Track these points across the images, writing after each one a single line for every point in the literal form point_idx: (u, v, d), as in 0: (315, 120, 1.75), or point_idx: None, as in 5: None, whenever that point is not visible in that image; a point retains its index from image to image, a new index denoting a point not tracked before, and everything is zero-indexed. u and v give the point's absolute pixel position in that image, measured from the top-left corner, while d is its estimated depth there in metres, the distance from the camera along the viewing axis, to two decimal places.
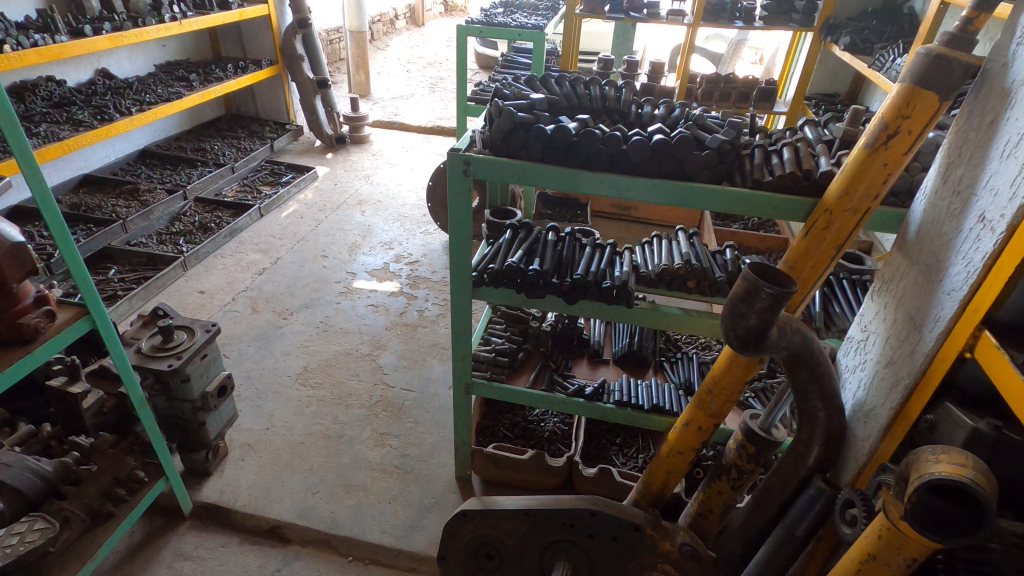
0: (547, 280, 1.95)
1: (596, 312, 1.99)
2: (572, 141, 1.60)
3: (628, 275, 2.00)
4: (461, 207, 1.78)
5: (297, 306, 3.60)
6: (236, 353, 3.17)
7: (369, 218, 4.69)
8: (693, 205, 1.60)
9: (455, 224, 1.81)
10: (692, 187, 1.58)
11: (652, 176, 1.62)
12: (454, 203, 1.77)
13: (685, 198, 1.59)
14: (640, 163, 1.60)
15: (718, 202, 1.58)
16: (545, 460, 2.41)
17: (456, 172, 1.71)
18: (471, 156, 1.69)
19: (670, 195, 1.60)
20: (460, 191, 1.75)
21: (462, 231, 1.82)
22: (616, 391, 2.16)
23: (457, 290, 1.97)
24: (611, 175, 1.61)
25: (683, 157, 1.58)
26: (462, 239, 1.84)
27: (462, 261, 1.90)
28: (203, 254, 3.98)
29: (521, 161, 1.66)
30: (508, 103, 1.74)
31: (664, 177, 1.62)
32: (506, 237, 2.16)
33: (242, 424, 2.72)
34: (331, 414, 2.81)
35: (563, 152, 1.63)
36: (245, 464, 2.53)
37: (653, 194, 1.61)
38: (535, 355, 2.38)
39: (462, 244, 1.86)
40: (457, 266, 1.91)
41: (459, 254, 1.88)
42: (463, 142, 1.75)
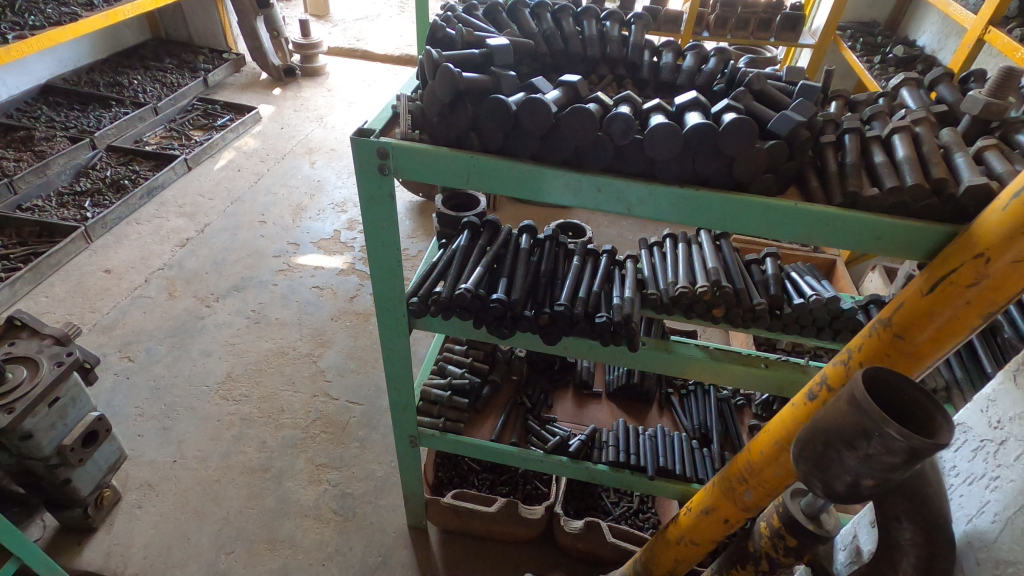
0: (518, 313, 1.36)
1: (586, 354, 1.43)
2: (552, 126, 0.97)
3: (631, 303, 1.42)
4: (381, 219, 1.15)
5: (225, 288, 2.97)
6: (143, 354, 2.58)
7: (319, 171, 3.98)
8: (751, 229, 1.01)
9: (373, 242, 1.20)
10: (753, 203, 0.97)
11: (679, 182, 1.00)
12: (367, 213, 1.14)
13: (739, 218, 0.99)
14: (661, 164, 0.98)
15: (791, 226, 0.98)
16: (518, 510, 1.92)
17: (367, 167, 1.07)
18: (390, 144, 1.05)
19: (716, 213, 0.99)
20: (376, 195, 1.11)
21: (389, 250, 1.21)
22: (610, 443, 1.63)
23: (388, 324, 1.38)
24: (616, 180, 0.99)
25: (733, 155, 0.95)
26: (389, 261, 1.24)
27: (394, 288, 1.30)
28: (113, 221, 3.30)
29: (470, 153, 1.03)
30: (450, 53, 1.08)
31: (698, 183, 1.00)
32: (460, 241, 1.55)
33: (143, 456, 2.19)
34: (256, 439, 2.28)
35: (539, 143, 1.00)
36: (143, 513, 2.01)
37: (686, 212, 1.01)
38: (505, 386, 1.83)
39: (389, 267, 1.25)
40: (383, 296, 1.32)
41: (387, 282, 1.28)
42: (380, 118, 1.11)
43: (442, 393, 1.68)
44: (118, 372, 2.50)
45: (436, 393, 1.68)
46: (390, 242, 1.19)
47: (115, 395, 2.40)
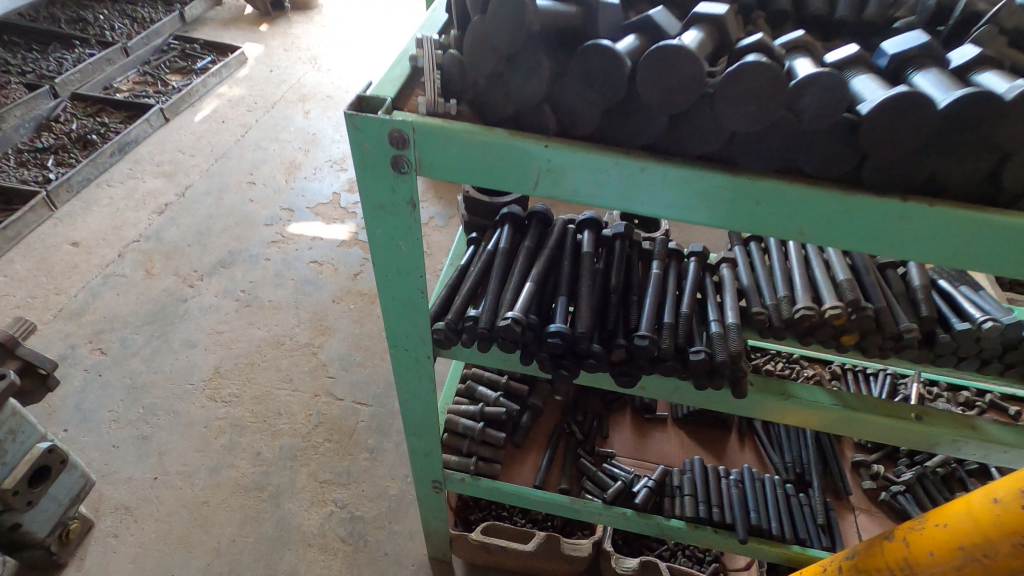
0: (585, 350, 0.98)
1: (669, 396, 1.07)
2: (685, 99, 0.61)
3: (735, 330, 1.04)
4: (397, 235, 0.79)
5: (210, 264, 2.59)
6: (117, 345, 2.24)
7: (314, 122, 3.50)
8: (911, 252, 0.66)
9: (385, 265, 0.84)
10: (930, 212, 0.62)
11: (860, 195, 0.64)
12: (374, 226, 0.78)
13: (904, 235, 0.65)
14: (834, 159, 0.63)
15: (987, 250, 0.64)
16: (560, 545, 1.61)
17: (372, 164, 0.70)
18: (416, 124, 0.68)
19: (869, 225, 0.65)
20: (390, 204, 0.74)
21: (408, 275, 0.85)
22: (686, 492, 1.29)
23: (405, 364, 1.02)
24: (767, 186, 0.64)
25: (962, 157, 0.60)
26: (409, 289, 0.88)
27: (417, 322, 0.94)
28: (80, 184, 2.88)
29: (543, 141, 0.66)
30: None
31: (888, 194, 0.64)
32: (499, 240, 1.15)
33: (119, 473, 1.88)
34: (250, 450, 1.96)
35: (659, 125, 0.64)
36: (119, 545, 1.73)
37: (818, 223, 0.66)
38: (548, 409, 1.49)
39: (409, 297, 0.89)
40: (398, 329, 0.96)
41: (407, 314, 0.92)
42: (392, 82, 0.73)
43: (473, 425, 1.33)
44: (89, 367, 2.16)
45: (467, 425, 1.34)
46: (410, 267, 0.83)
47: (86, 396, 2.07)
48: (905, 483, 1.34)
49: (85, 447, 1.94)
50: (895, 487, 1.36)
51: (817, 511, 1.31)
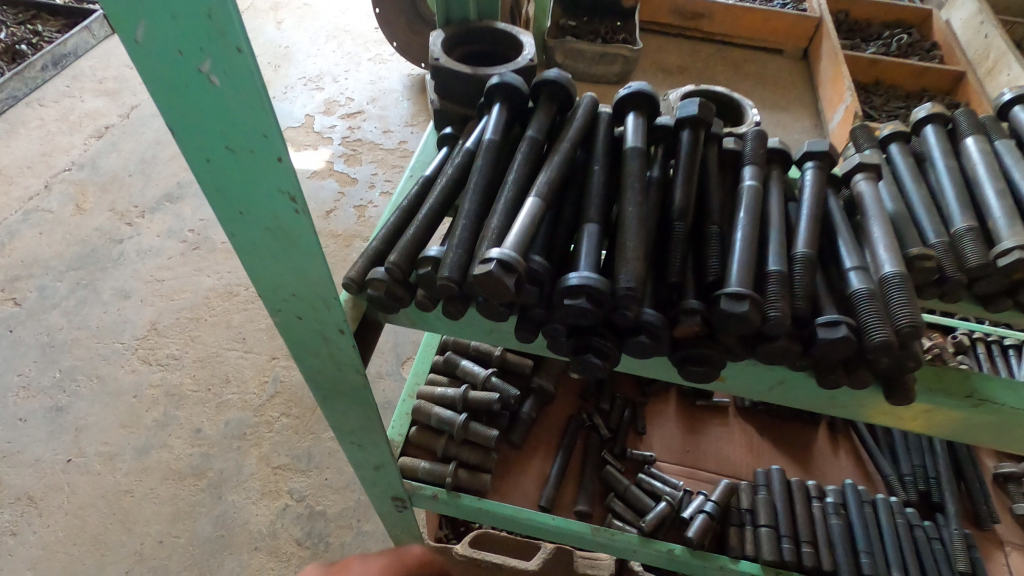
0: (630, 322, 0.55)
1: (764, 390, 0.64)
2: None
3: (899, 280, 0.58)
4: (194, 51, 0.39)
5: (154, 198, 2.15)
6: (34, 295, 1.83)
7: (288, 32, 2.94)
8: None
9: (204, 138, 0.46)
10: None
11: None
12: (134, 23, 0.38)
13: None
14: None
15: None
16: (574, 560, 1.22)
17: None
18: None
19: None
20: None
21: (253, 161, 0.47)
22: (763, 523, 0.87)
23: (305, 337, 0.65)
24: None
25: None
26: (268, 194, 0.50)
27: (297, 258, 0.56)
28: (4, 102, 2.42)
29: None
30: None
31: None
32: (484, 131, 0.68)
33: (25, 455, 1.51)
34: (188, 426, 1.58)
35: None
36: (17, 546, 1.38)
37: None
38: (560, 391, 1.06)
39: (270, 207, 0.51)
40: (276, 277, 0.59)
41: (277, 243, 0.55)
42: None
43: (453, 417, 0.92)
44: None
45: (445, 417, 0.92)
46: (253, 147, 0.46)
47: None
48: None
49: None
50: None
51: (952, 549, 0.89)
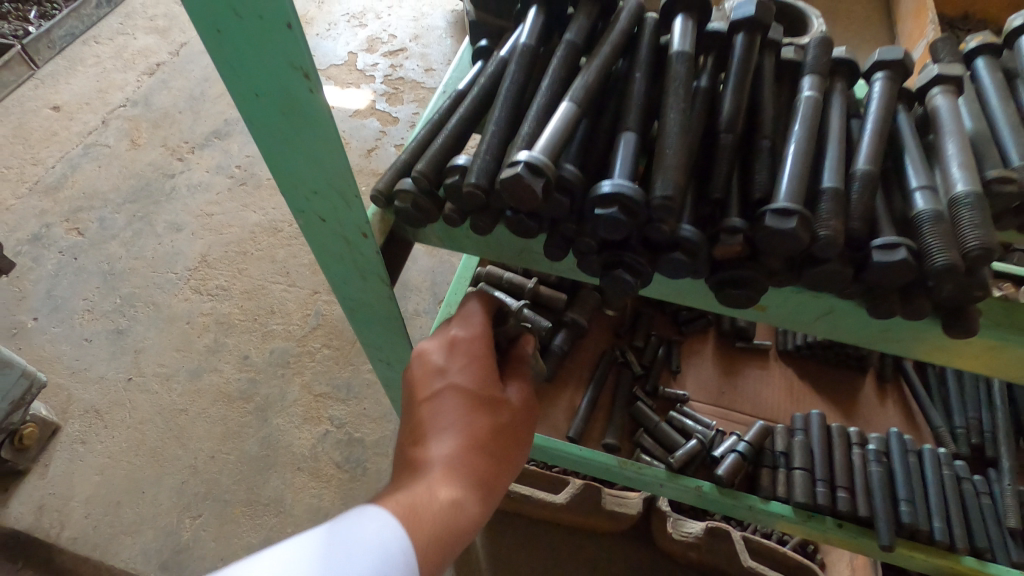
0: (665, 240, 0.52)
1: (808, 320, 0.60)
2: None
3: (971, 201, 0.52)
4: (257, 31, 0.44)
5: (202, 134, 2.19)
6: (95, 226, 1.93)
7: None
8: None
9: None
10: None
11: None
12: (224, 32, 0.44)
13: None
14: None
15: None
16: (603, 499, 1.24)
17: None
18: None
19: None
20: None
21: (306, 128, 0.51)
22: (798, 465, 0.85)
23: (329, 243, 0.65)
24: None
25: None
26: (284, 74, 0.47)
27: (320, 153, 0.54)
28: (63, 39, 2.48)
29: None
30: None
31: None
32: (518, 39, 0.63)
33: (91, 372, 1.63)
34: (237, 352, 1.67)
35: None
36: (87, 453, 1.50)
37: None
38: (593, 327, 1.04)
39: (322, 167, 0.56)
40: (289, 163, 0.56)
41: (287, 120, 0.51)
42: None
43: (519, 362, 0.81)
44: (64, 250, 1.87)
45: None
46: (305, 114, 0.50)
47: (58, 282, 1.80)
48: None
49: (54, 340, 1.68)
50: None
51: (1002, 505, 0.85)
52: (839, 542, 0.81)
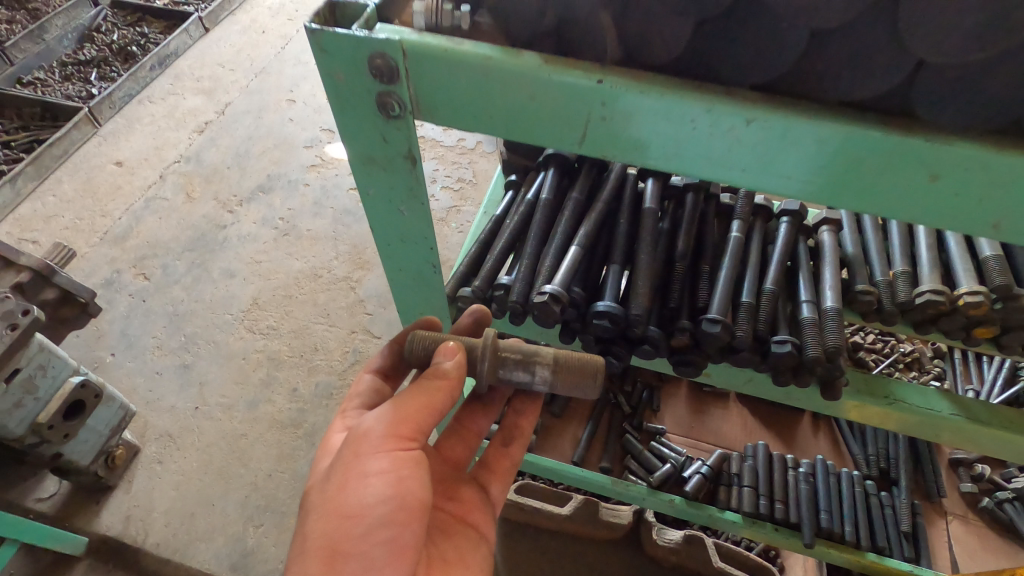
0: (638, 336, 0.80)
1: (738, 383, 0.87)
2: (833, 16, 0.46)
3: (835, 314, 0.82)
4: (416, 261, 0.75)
5: (248, 189, 2.50)
6: (159, 272, 2.22)
7: None
8: (905, 217, 0.49)
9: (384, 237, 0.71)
10: (935, 141, 0.44)
11: (930, 173, 0.46)
12: (397, 262, 0.76)
13: (986, 197, 0.46)
14: (948, 27, 0.44)
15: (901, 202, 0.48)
16: (600, 511, 1.52)
17: (382, 206, 0.66)
18: (429, 99, 0.53)
19: (849, 165, 0.47)
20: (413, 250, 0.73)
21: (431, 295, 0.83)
22: (746, 482, 1.13)
23: None
24: (863, 159, 0.46)
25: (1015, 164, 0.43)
26: (426, 278, 0.79)
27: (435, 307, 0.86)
28: (122, 100, 2.80)
29: (601, 108, 0.48)
30: None
31: (932, 180, 0.46)
32: (542, 187, 0.95)
33: (163, 401, 1.90)
34: (287, 385, 1.94)
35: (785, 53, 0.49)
36: (164, 471, 1.77)
37: (703, 164, 0.50)
38: None
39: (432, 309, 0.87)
40: (409, 304, 0.87)
41: (414, 291, 0.82)
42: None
43: (527, 377, 0.78)
44: (134, 293, 2.16)
45: (520, 354, 0.78)
46: (432, 290, 0.81)
47: (131, 322, 2.08)
48: (1016, 492, 1.14)
49: (130, 374, 1.96)
50: (1001, 493, 1.16)
51: (900, 514, 1.13)
52: (775, 542, 1.06)
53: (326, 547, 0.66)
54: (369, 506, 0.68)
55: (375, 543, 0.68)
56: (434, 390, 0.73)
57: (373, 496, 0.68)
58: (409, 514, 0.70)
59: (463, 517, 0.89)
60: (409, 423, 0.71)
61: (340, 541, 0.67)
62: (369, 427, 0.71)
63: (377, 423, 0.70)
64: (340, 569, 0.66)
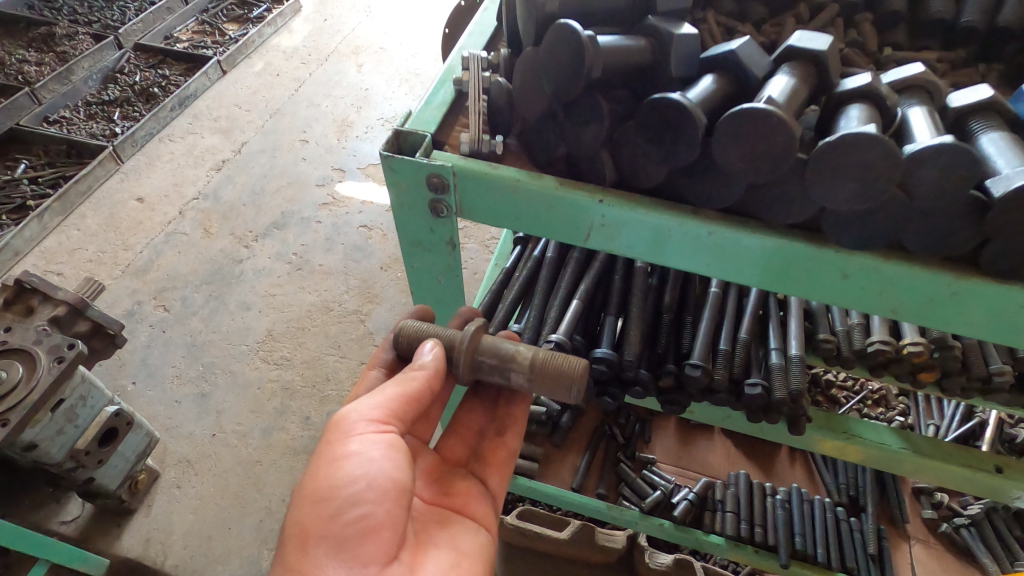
0: (632, 377, 0.92)
1: (717, 419, 1.00)
2: (761, 174, 0.55)
3: (799, 360, 0.96)
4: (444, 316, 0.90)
5: (263, 225, 2.63)
6: (178, 303, 2.34)
7: (367, 77, 3.42)
8: (831, 301, 0.63)
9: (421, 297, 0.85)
10: (843, 252, 0.58)
11: (841, 271, 0.60)
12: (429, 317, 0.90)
13: (886, 292, 0.59)
14: (839, 187, 0.53)
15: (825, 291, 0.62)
16: (596, 536, 1.62)
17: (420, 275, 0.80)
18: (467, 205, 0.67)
19: (782, 264, 0.61)
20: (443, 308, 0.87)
21: None
22: (728, 507, 1.25)
23: None
24: (792, 260, 0.60)
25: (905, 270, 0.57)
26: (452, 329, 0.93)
27: None
28: (143, 139, 2.95)
29: (588, 212, 0.63)
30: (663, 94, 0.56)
31: (844, 276, 0.60)
32: (547, 247, 1.10)
33: (182, 428, 2.01)
34: (300, 414, 2.05)
35: (728, 193, 0.59)
36: (182, 495, 1.86)
37: (672, 257, 0.64)
38: (590, 408, 1.46)
39: None
40: None
41: None
42: (432, 118, 0.70)
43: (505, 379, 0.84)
44: (154, 324, 2.28)
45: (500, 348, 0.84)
46: None
47: (151, 352, 2.19)
48: (971, 517, 1.27)
49: (150, 402, 2.07)
50: (958, 519, 1.29)
51: (867, 538, 1.25)
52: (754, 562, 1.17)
53: (301, 529, 0.75)
54: (339, 487, 0.75)
55: (345, 523, 0.75)
56: (412, 380, 0.81)
57: (343, 479, 0.76)
58: (378, 493, 0.76)
59: (460, 509, 0.95)
60: (382, 409, 0.79)
61: (313, 520, 0.75)
62: (345, 416, 0.80)
63: (348, 413, 0.80)
64: (312, 550, 0.74)
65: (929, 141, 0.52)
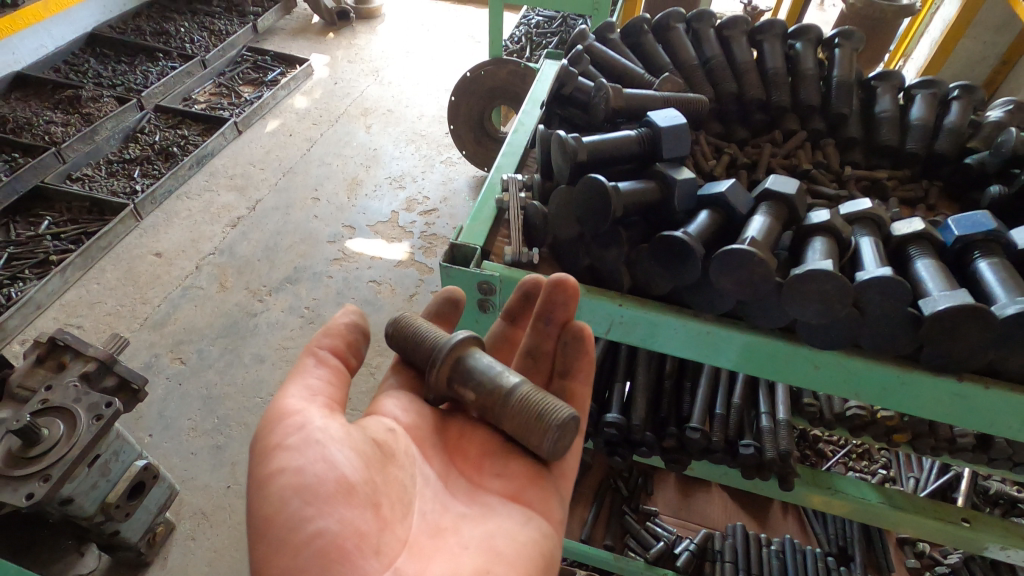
0: (638, 439, 1.05)
1: (715, 475, 1.12)
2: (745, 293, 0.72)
3: (785, 422, 1.08)
4: None
5: (276, 280, 2.75)
6: (194, 356, 2.43)
7: (375, 137, 3.62)
8: (806, 385, 0.79)
9: None
10: (812, 349, 0.74)
11: (812, 362, 0.75)
12: None
13: (849, 379, 0.75)
14: (806, 304, 0.69)
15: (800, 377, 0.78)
16: None
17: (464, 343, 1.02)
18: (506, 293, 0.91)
19: (764, 355, 0.77)
20: None
21: None
22: (727, 558, 1.34)
23: None
24: (771, 353, 0.77)
25: (861, 364, 0.73)
26: None
27: None
28: (162, 196, 3.10)
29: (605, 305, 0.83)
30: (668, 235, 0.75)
31: (814, 365, 0.76)
32: None
33: (197, 480, 2.07)
34: None
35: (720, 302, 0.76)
36: (197, 547, 1.91)
37: (672, 347, 0.82)
38: (596, 462, 1.56)
39: None
40: None
41: None
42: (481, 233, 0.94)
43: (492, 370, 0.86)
44: (170, 376, 2.36)
45: (483, 367, 0.87)
46: None
47: (167, 405, 2.27)
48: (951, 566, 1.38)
49: (167, 453, 2.13)
50: (939, 569, 1.39)
51: None
52: None
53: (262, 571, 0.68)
54: (285, 509, 0.70)
55: (305, 541, 0.68)
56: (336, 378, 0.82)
57: (283, 500, 0.70)
58: (326, 500, 0.71)
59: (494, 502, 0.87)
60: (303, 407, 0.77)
61: (271, 551, 0.68)
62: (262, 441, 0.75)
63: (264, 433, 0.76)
64: None
65: (874, 273, 0.69)
